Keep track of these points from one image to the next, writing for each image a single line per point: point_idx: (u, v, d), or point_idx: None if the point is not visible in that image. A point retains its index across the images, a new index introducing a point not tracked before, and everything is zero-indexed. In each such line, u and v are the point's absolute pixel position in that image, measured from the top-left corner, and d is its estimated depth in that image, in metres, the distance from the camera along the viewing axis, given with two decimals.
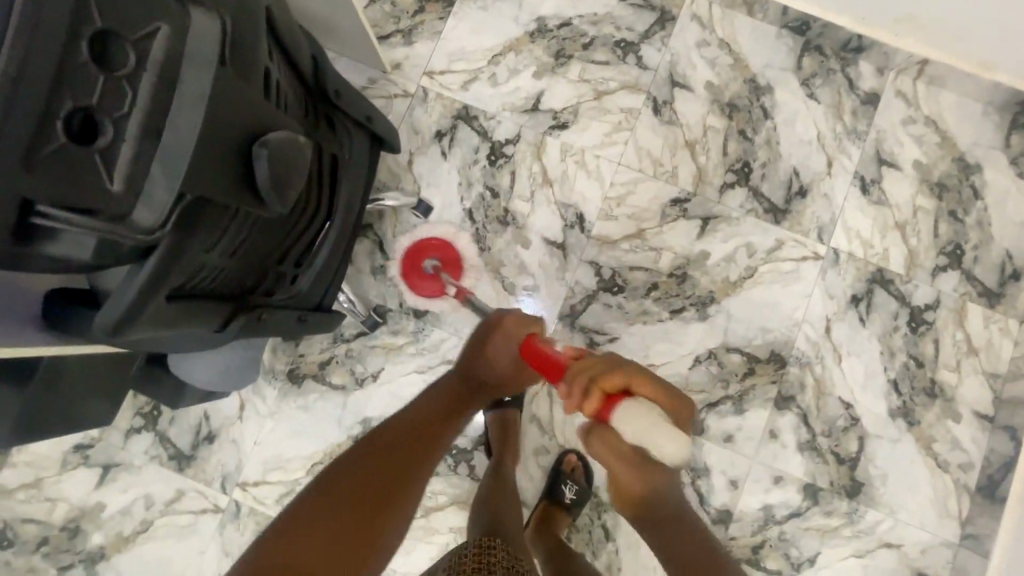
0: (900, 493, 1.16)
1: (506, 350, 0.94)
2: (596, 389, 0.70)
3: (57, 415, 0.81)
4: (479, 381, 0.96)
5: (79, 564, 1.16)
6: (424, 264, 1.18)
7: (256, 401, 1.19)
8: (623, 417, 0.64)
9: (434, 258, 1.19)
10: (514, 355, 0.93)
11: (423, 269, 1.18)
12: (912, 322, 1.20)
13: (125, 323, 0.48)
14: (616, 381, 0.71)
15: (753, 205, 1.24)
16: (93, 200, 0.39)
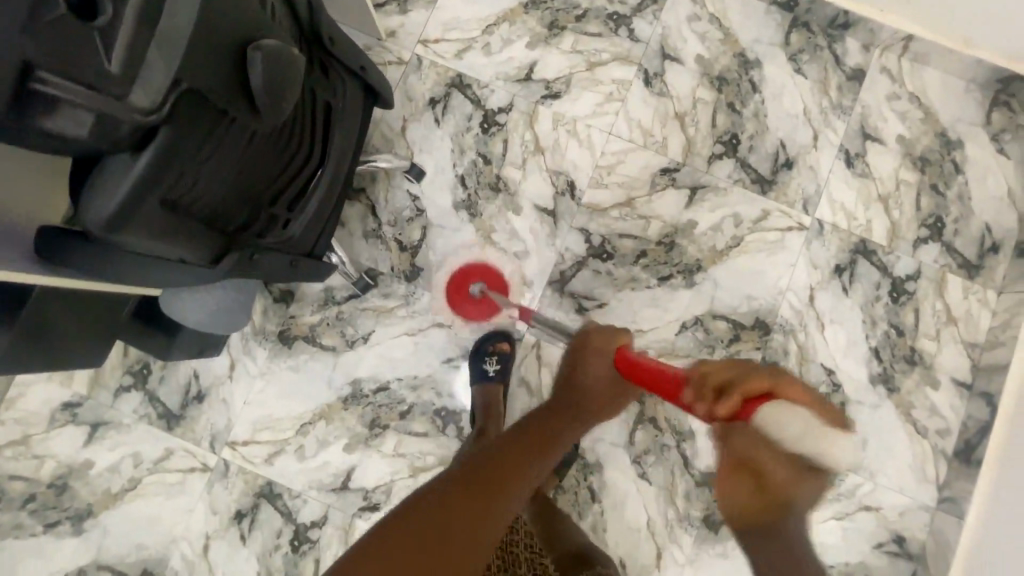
0: (879, 458, 1.19)
1: (600, 367, 0.95)
2: (736, 392, 0.65)
3: (48, 348, 0.82)
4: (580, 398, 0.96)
5: (66, 521, 1.16)
6: (470, 289, 1.20)
7: (246, 361, 1.19)
8: (770, 413, 0.59)
9: (478, 281, 1.21)
10: (607, 373, 0.96)
11: (470, 294, 1.21)
12: (893, 292, 1.23)
13: (117, 223, 0.51)
14: (758, 385, 0.66)
15: (741, 175, 1.26)
16: (91, 75, 0.41)
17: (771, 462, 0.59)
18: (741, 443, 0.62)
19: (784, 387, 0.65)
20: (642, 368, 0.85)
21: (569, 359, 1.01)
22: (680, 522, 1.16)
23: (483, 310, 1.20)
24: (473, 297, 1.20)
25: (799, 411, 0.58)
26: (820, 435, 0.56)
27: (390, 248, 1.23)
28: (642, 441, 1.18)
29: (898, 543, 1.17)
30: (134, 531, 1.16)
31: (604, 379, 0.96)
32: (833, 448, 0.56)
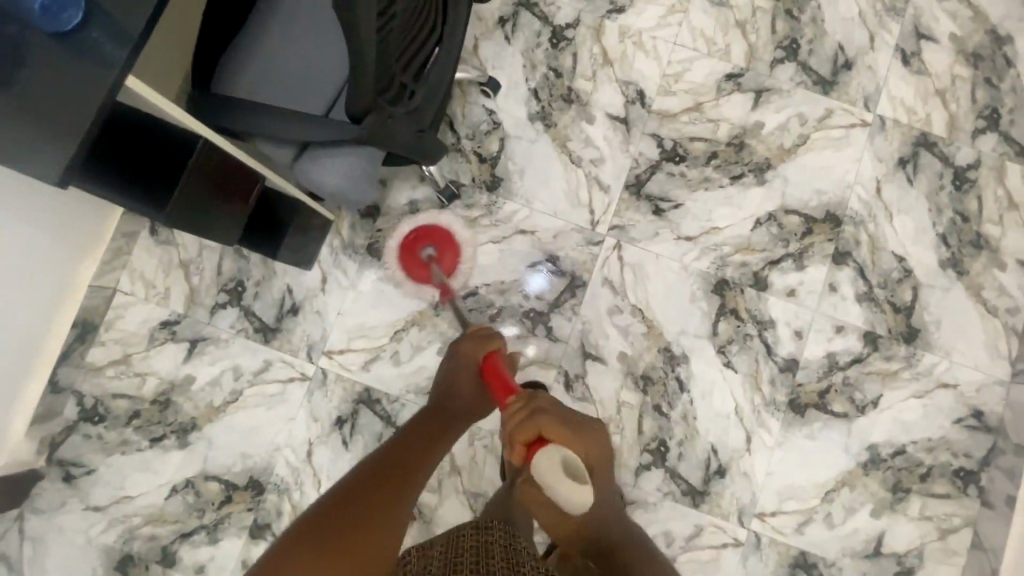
0: (954, 337, 1.23)
1: (464, 372, 1.02)
2: (518, 439, 0.78)
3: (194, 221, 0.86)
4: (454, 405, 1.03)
5: (171, 435, 1.18)
6: (423, 253, 1.20)
7: (338, 273, 1.23)
8: (538, 463, 0.74)
9: (431, 246, 1.21)
10: (474, 377, 1.02)
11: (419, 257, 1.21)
12: (956, 181, 1.28)
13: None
14: (531, 431, 0.77)
15: (803, 78, 1.30)
16: None
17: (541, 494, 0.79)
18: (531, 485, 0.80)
19: (550, 425, 0.77)
20: (498, 374, 0.93)
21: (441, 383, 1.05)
22: (766, 406, 1.21)
23: (422, 273, 1.21)
24: (422, 261, 1.20)
25: (557, 455, 0.73)
26: (565, 478, 0.72)
27: (470, 160, 1.27)
28: (726, 332, 1.23)
29: (976, 416, 1.22)
30: (238, 441, 1.19)
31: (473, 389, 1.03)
32: (575, 490, 0.71)
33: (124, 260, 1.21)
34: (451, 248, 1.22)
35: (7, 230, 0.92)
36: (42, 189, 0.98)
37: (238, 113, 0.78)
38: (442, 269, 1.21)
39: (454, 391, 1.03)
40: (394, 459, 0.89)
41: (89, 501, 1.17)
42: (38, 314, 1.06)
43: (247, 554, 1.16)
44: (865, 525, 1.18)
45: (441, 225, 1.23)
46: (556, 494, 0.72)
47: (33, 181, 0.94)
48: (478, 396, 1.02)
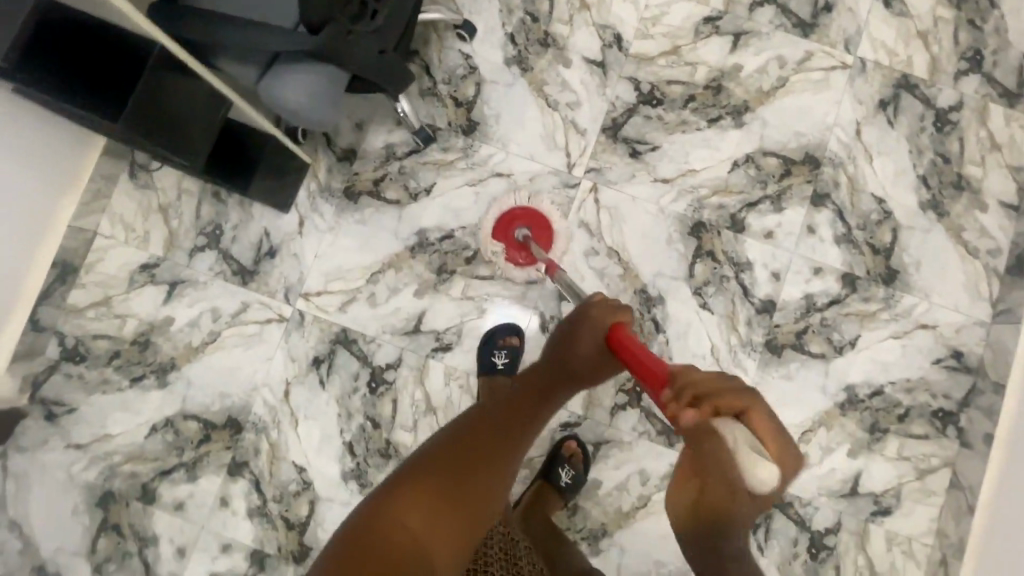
0: (933, 278, 1.23)
1: (590, 341, 0.88)
2: (698, 398, 0.67)
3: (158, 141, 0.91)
4: (570, 374, 0.90)
5: (150, 374, 1.20)
6: (515, 233, 1.19)
7: (315, 216, 1.24)
8: (727, 433, 0.63)
9: (526, 227, 1.20)
10: (603, 347, 0.88)
11: (515, 239, 1.19)
12: (937, 123, 1.27)
13: None
14: (732, 402, 0.66)
15: (782, 21, 1.29)
16: None
17: (709, 463, 0.63)
18: (707, 447, 0.64)
19: (745, 407, 0.66)
20: (636, 353, 0.81)
21: (553, 342, 0.92)
22: (742, 347, 1.21)
23: (519, 254, 1.19)
24: (517, 242, 1.19)
25: (743, 432, 0.63)
26: (750, 447, 0.62)
27: (446, 104, 1.27)
28: (702, 273, 1.22)
29: (956, 357, 1.21)
30: (216, 380, 1.20)
31: (589, 358, 0.88)
32: (765, 474, 0.61)
33: (103, 204, 1.23)
34: (546, 227, 1.21)
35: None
36: (13, 126, 1.00)
37: (197, 24, 0.79)
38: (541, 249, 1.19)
39: (576, 362, 0.89)
40: (468, 452, 0.77)
41: (71, 440, 1.19)
42: (15, 249, 1.09)
43: (226, 492, 1.18)
44: (841, 465, 1.18)
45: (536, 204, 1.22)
46: (745, 474, 0.61)
47: (4, 111, 0.98)
48: (604, 362, 0.89)
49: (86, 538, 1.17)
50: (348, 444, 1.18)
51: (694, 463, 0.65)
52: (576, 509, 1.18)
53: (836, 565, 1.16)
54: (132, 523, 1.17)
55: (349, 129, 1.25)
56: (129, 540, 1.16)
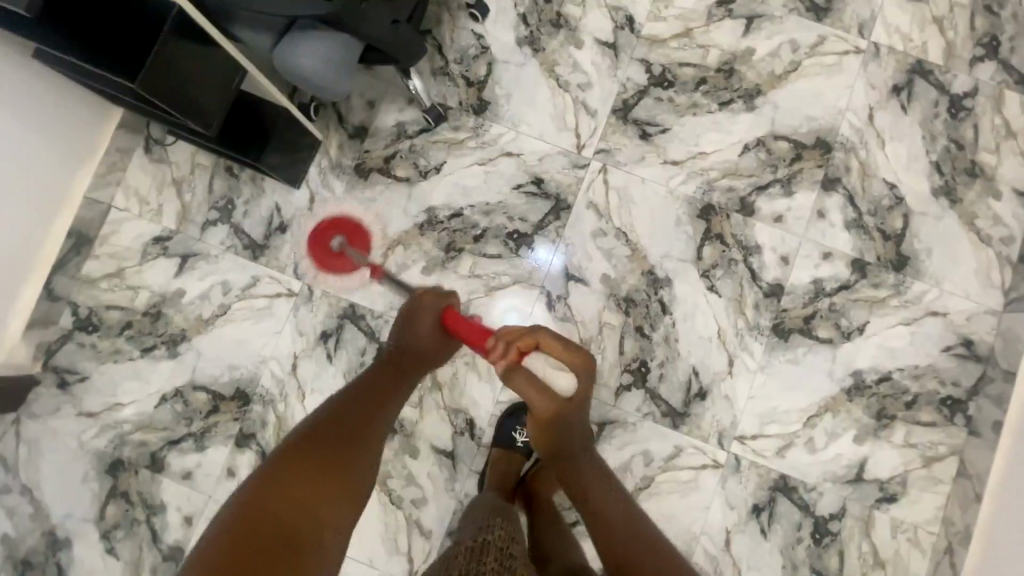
0: (944, 265, 1.21)
1: (427, 327, 0.94)
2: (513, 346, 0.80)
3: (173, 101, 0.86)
4: (412, 360, 0.95)
5: (162, 345, 1.22)
6: (331, 243, 1.20)
7: (325, 192, 1.25)
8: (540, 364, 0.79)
9: (339, 236, 1.21)
10: (437, 329, 0.94)
11: (330, 248, 1.21)
12: (952, 109, 1.26)
13: None
14: (532, 341, 0.80)
15: (796, 4, 1.28)
16: None
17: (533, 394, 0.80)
18: (524, 383, 0.80)
19: (547, 340, 0.81)
20: (462, 326, 0.89)
21: (395, 331, 0.97)
22: (749, 330, 1.20)
23: (341, 264, 1.20)
24: (332, 252, 1.20)
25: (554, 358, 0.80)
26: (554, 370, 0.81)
27: (457, 84, 1.27)
28: (710, 256, 1.22)
29: (966, 345, 1.19)
30: (225, 352, 1.22)
31: (427, 342, 0.94)
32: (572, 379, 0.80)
33: (119, 176, 1.25)
34: (361, 231, 1.23)
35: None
36: (27, 91, 1.01)
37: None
38: (358, 251, 1.21)
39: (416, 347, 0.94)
40: (323, 439, 0.77)
41: (82, 408, 1.21)
42: (31, 216, 1.11)
43: (233, 462, 1.19)
44: (847, 450, 1.17)
45: (346, 214, 1.24)
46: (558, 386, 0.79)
47: (21, 74, 0.99)
48: (442, 342, 0.95)
49: (95, 505, 1.18)
50: None
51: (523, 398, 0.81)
52: None
53: (840, 551, 1.15)
54: (140, 491, 1.19)
55: (361, 106, 1.26)
56: (138, 507, 1.18)
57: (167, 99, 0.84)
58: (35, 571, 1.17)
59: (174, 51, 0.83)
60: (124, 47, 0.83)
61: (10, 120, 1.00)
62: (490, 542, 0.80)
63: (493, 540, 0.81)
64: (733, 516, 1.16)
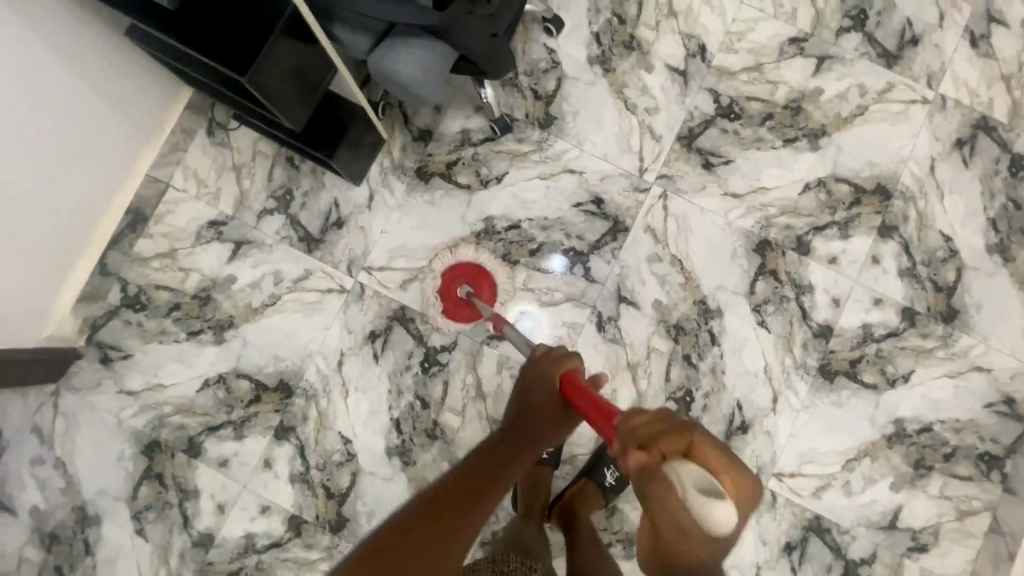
0: (993, 322, 1.22)
1: (543, 391, 0.88)
2: (644, 445, 0.61)
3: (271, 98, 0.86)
4: (530, 431, 0.87)
5: (208, 330, 1.21)
6: (458, 290, 1.21)
7: (385, 192, 1.25)
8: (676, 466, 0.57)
9: (466, 283, 1.21)
10: (556, 396, 0.87)
11: (457, 295, 1.21)
12: (1013, 167, 1.27)
13: None
14: (676, 444, 0.61)
15: (868, 49, 1.29)
16: None
17: (664, 519, 0.56)
18: (657, 495, 0.57)
19: (705, 443, 0.60)
20: (586, 393, 0.82)
21: (517, 391, 0.92)
22: (796, 369, 1.21)
23: (467, 313, 1.20)
24: (461, 299, 1.20)
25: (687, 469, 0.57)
26: (707, 493, 0.54)
27: (526, 96, 1.28)
28: (763, 291, 1.23)
29: (1007, 403, 1.20)
30: (272, 343, 1.21)
31: (551, 412, 0.88)
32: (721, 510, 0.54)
33: (180, 156, 1.24)
34: (487, 278, 1.22)
35: (64, 88, 0.98)
36: (100, 64, 1.02)
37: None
38: (486, 301, 1.20)
39: (529, 405, 0.88)
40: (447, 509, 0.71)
41: (123, 385, 1.20)
42: (93, 189, 1.12)
43: (271, 454, 1.19)
44: (882, 496, 1.18)
45: (469, 259, 1.23)
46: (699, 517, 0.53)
47: (96, 47, 1.01)
48: (558, 413, 0.88)
49: (128, 484, 1.18)
50: (395, 421, 1.19)
51: (648, 517, 0.58)
52: (615, 511, 1.18)
53: None
54: (175, 474, 1.18)
55: (428, 110, 1.26)
56: (171, 491, 1.18)
57: (265, 95, 0.85)
58: (62, 546, 1.16)
59: (272, 51, 0.83)
60: (229, 42, 0.83)
61: (84, 93, 1.02)
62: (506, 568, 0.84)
63: (509, 566, 0.85)
64: (765, 552, 1.17)
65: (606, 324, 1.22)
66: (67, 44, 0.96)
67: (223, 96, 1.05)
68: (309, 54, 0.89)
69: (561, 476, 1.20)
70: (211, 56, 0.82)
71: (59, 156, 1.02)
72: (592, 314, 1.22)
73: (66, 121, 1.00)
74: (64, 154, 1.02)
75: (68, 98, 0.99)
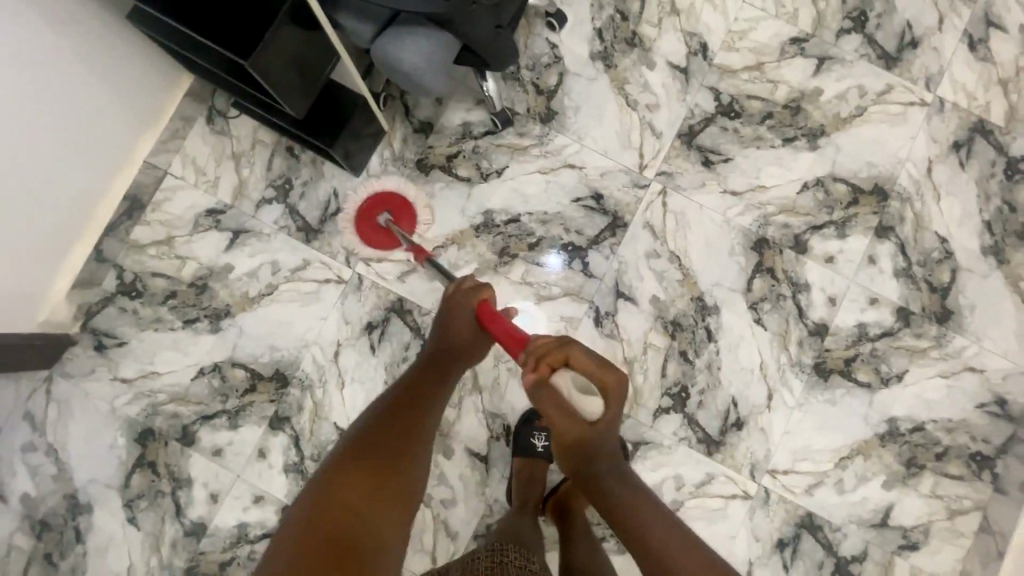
0: (986, 323, 1.23)
1: (461, 319, 0.92)
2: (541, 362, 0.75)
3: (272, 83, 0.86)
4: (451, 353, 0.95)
5: (204, 318, 1.21)
6: (377, 218, 1.18)
7: (385, 184, 1.24)
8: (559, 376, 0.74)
9: (386, 211, 1.19)
10: (473, 325, 0.92)
11: (376, 223, 1.19)
12: (1008, 170, 1.28)
13: None
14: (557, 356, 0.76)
15: (868, 50, 1.30)
16: None
17: (557, 416, 0.75)
18: (548, 396, 0.76)
19: (576, 353, 0.76)
20: (497, 320, 0.87)
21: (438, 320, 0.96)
22: (791, 366, 1.22)
23: (387, 242, 1.20)
24: (380, 228, 1.18)
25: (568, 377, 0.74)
26: (580, 391, 0.74)
27: (527, 91, 1.28)
28: (759, 289, 1.23)
29: (999, 404, 1.21)
30: (269, 333, 1.21)
31: (469, 333, 0.93)
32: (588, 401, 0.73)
33: (179, 143, 1.24)
34: (409, 208, 1.20)
35: (67, 73, 0.98)
36: (104, 51, 1.02)
37: None
38: (405, 230, 1.20)
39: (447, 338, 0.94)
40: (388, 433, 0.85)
41: (117, 373, 1.19)
42: (93, 175, 1.12)
43: (265, 444, 1.18)
44: (875, 495, 1.19)
45: (391, 187, 1.20)
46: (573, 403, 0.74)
47: (99, 34, 1.01)
48: (476, 336, 0.93)
49: (120, 473, 1.17)
50: None
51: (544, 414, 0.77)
52: None
53: None
54: (168, 463, 1.17)
55: (429, 102, 1.26)
56: (164, 479, 1.17)
57: (267, 81, 0.85)
58: (52, 534, 1.15)
59: (276, 37, 0.82)
60: (233, 27, 0.83)
61: (86, 80, 1.01)
62: (508, 561, 0.85)
63: (510, 559, 0.86)
64: (757, 549, 1.17)
65: (604, 319, 1.22)
66: (71, 31, 0.96)
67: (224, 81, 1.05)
68: (313, 40, 0.88)
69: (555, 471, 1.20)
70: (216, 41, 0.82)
71: (60, 142, 1.01)
72: (589, 309, 1.23)
73: (69, 108, 1.00)
74: (66, 139, 1.02)
75: (71, 85, 0.99)
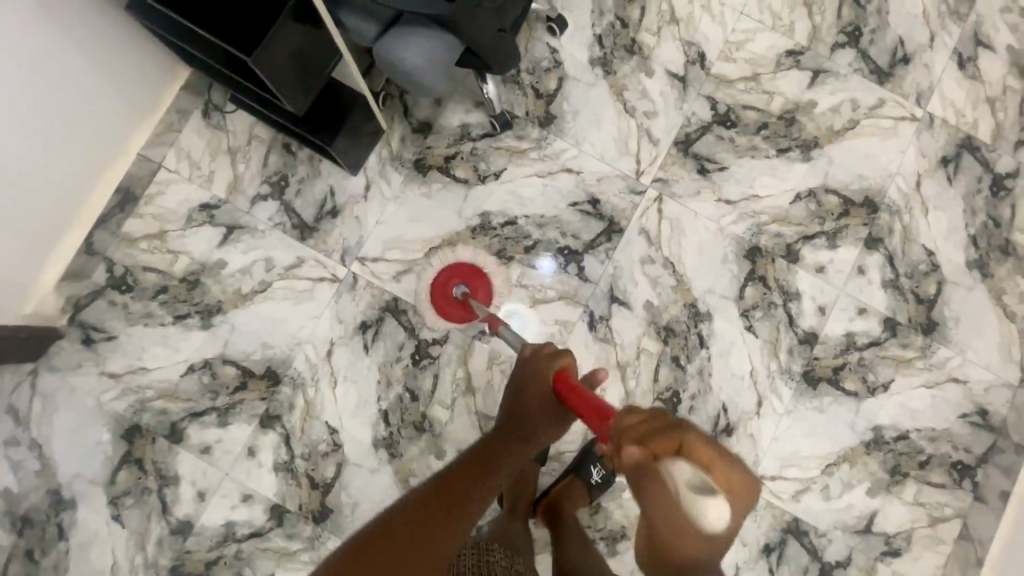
0: (970, 335, 1.26)
1: (536, 390, 0.81)
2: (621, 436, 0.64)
3: (273, 78, 0.86)
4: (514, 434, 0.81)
5: (195, 314, 1.20)
6: (453, 291, 1.19)
7: (381, 183, 1.24)
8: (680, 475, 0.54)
9: (461, 283, 1.19)
10: (550, 396, 0.80)
11: (453, 296, 1.19)
12: (993, 186, 1.31)
13: None
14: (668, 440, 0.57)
15: (861, 65, 1.32)
16: None
17: (661, 522, 0.53)
18: (654, 495, 0.54)
19: (694, 440, 0.57)
20: (577, 391, 0.76)
21: (512, 385, 0.86)
22: (780, 374, 1.23)
23: (461, 313, 1.18)
24: (456, 300, 1.18)
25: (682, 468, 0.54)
26: (698, 491, 0.52)
27: (527, 94, 1.28)
28: (751, 297, 1.25)
29: (981, 414, 1.24)
30: (261, 330, 1.20)
31: (544, 408, 0.80)
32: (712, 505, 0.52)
33: (173, 137, 1.22)
34: (481, 278, 1.21)
35: (55, 62, 0.95)
36: (100, 44, 1.01)
37: None
38: (480, 301, 1.19)
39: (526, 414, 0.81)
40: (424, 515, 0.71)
41: (105, 367, 1.18)
42: (86, 166, 1.11)
43: (255, 442, 1.17)
44: (859, 501, 1.21)
45: (466, 259, 1.21)
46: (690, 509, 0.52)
47: (95, 25, 0.99)
48: (558, 413, 0.81)
49: (106, 469, 1.15)
50: (383, 412, 1.19)
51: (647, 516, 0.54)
52: (599, 509, 1.18)
53: None
54: (155, 460, 1.16)
55: (428, 102, 1.26)
56: (150, 477, 1.15)
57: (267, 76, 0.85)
58: (33, 531, 1.13)
59: (279, 32, 0.82)
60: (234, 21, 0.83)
61: (81, 71, 1.00)
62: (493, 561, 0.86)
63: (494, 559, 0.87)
64: (744, 553, 1.19)
65: (597, 324, 1.23)
66: (67, 21, 0.95)
67: (223, 75, 1.04)
68: (316, 38, 0.88)
69: (546, 475, 1.20)
70: (217, 34, 0.82)
71: (50, 133, 1.00)
72: (583, 314, 1.23)
73: (61, 99, 0.99)
74: (55, 128, 1.00)
75: (64, 76, 0.98)
